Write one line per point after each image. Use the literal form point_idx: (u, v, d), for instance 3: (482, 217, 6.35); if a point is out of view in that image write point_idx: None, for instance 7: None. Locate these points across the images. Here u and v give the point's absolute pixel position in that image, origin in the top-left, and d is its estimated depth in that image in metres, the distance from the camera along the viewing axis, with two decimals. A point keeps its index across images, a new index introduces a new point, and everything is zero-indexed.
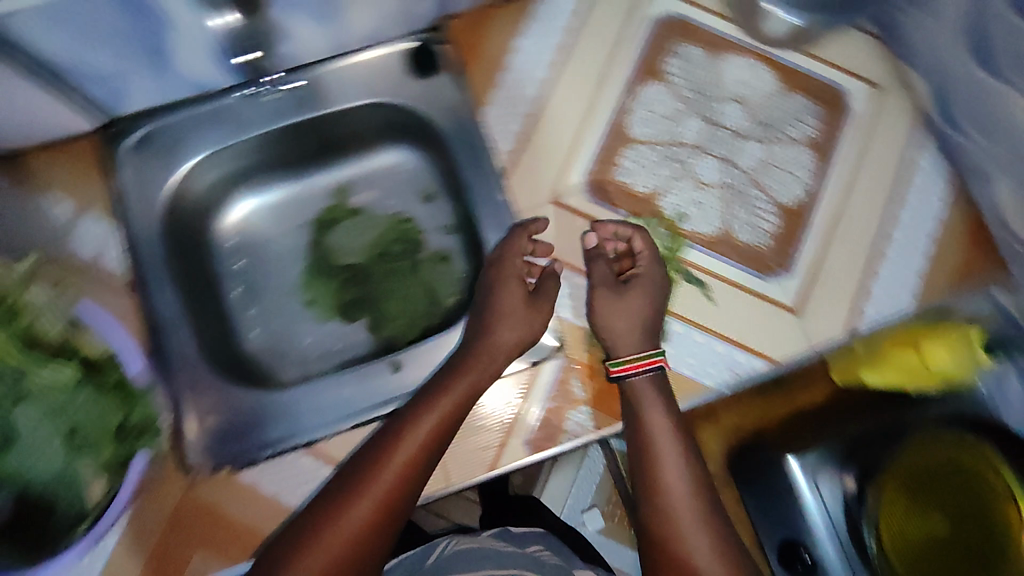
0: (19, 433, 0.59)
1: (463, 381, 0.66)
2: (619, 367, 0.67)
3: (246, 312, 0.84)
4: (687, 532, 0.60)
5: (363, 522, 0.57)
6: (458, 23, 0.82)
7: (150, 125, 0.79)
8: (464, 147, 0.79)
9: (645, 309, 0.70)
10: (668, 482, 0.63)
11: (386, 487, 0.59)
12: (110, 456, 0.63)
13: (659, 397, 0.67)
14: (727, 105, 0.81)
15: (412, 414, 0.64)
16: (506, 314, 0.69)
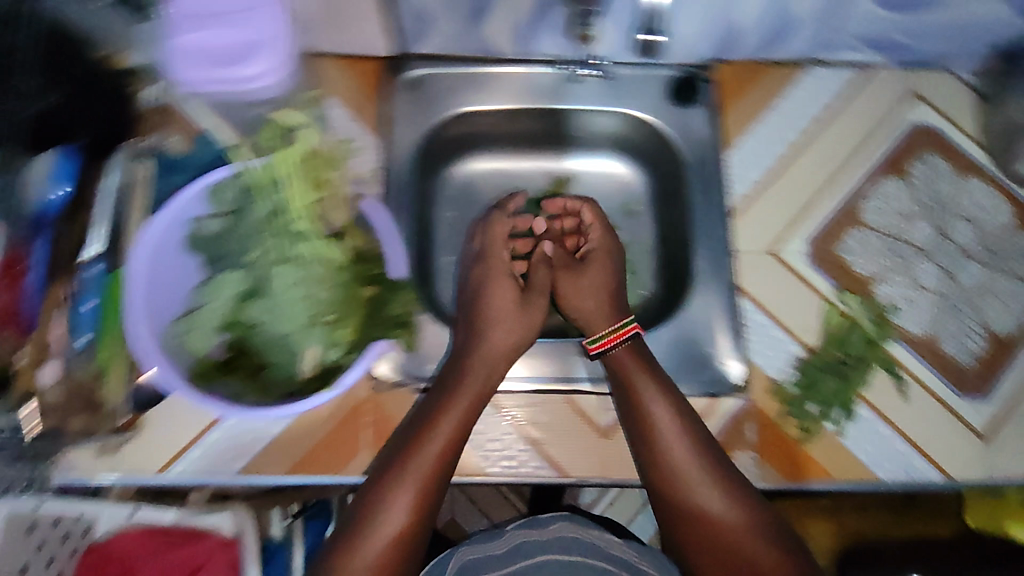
0: (273, 290, 0.66)
1: (490, 351, 0.72)
2: (595, 344, 0.75)
3: (446, 257, 0.90)
4: (697, 488, 0.68)
5: (432, 458, 0.66)
6: (727, 69, 0.86)
7: (428, 69, 0.85)
8: (700, 178, 0.82)
9: (610, 283, 0.82)
10: (667, 451, 0.69)
11: (446, 428, 0.67)
12: (326, 338, 0.67)
13: (640, 363, 0.72)
14: (961, 222, 0.82)
15: (427, 420, 0.68)
16: (498, 320, 0.75)
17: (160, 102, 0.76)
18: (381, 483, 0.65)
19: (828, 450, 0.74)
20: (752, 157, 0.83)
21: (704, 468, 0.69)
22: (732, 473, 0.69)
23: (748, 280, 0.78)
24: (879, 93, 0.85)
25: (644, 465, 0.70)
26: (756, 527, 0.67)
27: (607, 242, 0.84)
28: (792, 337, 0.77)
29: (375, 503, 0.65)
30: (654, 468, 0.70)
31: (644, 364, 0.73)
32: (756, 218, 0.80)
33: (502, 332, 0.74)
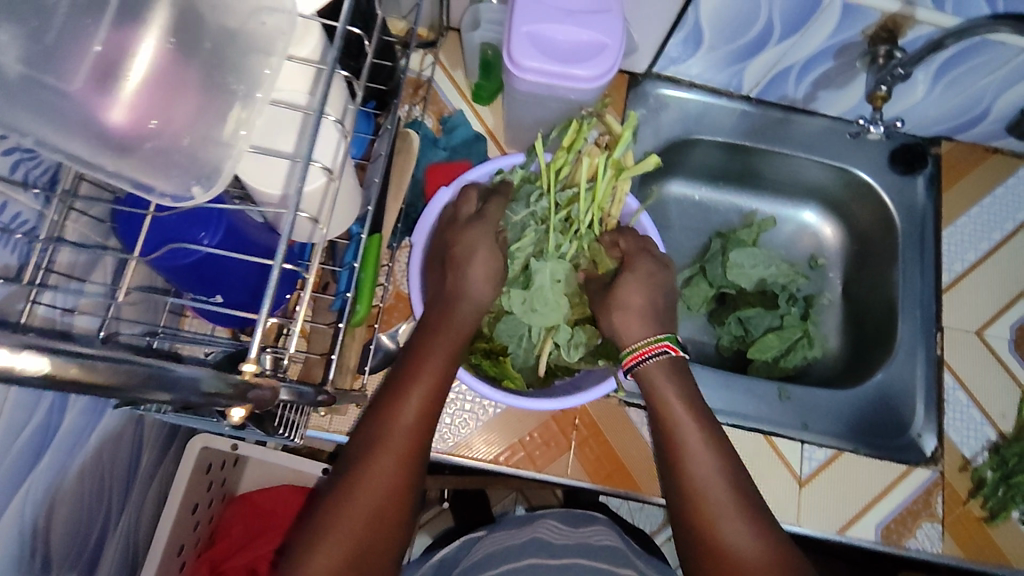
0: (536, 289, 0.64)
1: (456, 313, 0.61)
2: (626, 359, 0.62)
3: None
4: (725, 522, 0.56)
5: (399, 433, 0.55)
6: (951, 146, 0.88)
7: (665, 92, 0.87)
8: (913, 248, 0.84)
9: (645, 292, 0.64)
10: (699, 472, 0.58)
11: (423, 393, 0.57)
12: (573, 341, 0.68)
13: (677, 375, 0.62)
14: None
15: (394, 386, 0.58)
16: (473, 274, 0.61)
17: (419, 76, 0.79)
18: (354, 465, 0.54)
19: (1011, 535, 0.74)
20: (967, 239, 0.84)
21: (722, 485, 0.58)
22: (753, 498, 0.58)
23: (952, 356, 0.80)
24: None
25: (674, 493, 0.59)
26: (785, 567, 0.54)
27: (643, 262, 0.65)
28: (987, 418, 0.78)
29: (343, 492, 0.53)
30: (678, 495, 0.59)
31: (684, 377, 0.63)
32: (963, 296, 0.82)
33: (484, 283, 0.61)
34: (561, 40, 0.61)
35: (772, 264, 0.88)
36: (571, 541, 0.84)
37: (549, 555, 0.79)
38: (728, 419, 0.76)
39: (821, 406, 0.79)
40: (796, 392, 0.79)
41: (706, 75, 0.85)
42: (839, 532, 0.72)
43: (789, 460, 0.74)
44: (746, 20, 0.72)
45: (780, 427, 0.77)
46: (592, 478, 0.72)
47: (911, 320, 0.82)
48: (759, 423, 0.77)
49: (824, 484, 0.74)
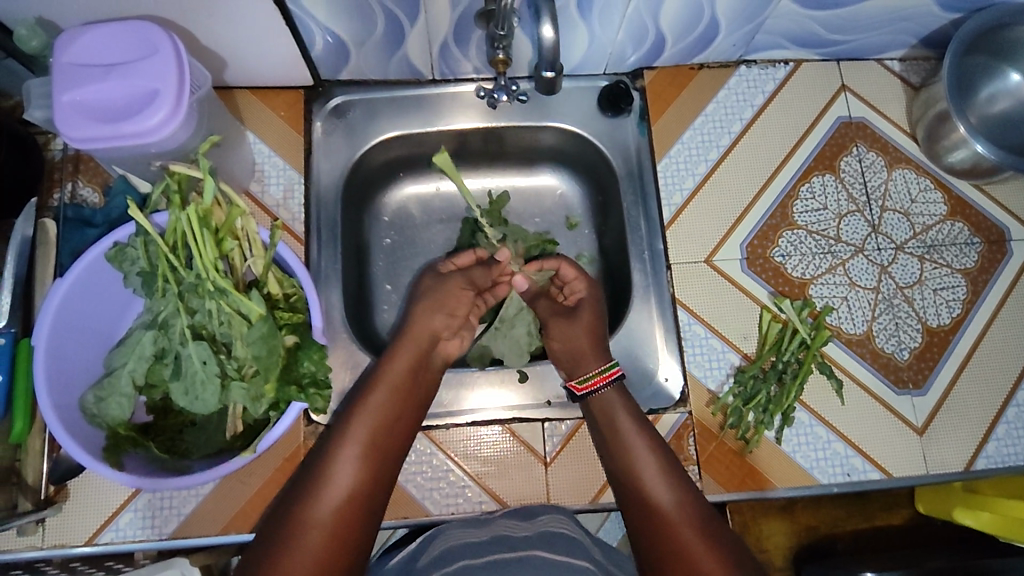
0: (186, 372, 0.62)
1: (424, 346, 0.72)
2: (582, 385, 0.71)
3: (383, 286, 0.87)
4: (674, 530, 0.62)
5: (342, 485, 0.61)
6: (654, 75, 0.85)
7: (349, 97, 0.82)
8: (633, 191, 0.82)
9: (595, 326, 0.75)
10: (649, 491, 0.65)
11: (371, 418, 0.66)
12: (270, 396, 0.62)
13: (625, 406, 0.70)
14: (890, 215, 0.82)
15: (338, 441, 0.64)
16: (434, 300, 0.75)
17: (72, 151, 0.74)
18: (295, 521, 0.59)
19: (768, 456, 0.74)
20: (682, 167, 0.83)
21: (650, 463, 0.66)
22: (686, 483, 0.66)
23: (683, 291, 0.78)
24: (809, 92, 0.85)
25: (622, 486, 0.67)
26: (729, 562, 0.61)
27: (596, 294, 0.77)
28: (728, 344, 0.77)
29: (291, 527, 0.59)
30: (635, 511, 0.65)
31: (630, 403, 0.71)
32: (687, 229, 0.80)
33: (443, 318, 0.74)
34: (109, 98, 0.56)
35: None
36: (535, 530, 0.63)
37: (505, 549, 0.60)
38: (465, 418, 0.75)
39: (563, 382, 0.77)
40: (533, 372, 0.78)
41: (381, 70, 0.80)
42: (592, 501, 0.73)
43: (532, 444, 0.74)
44: (355, 7, 0.68)
45: (522, 411, 0.76)
46: None
47: (641, 265, 0.80)
48: (500, 413, 0.76)
49: (571, 459, 0.74)
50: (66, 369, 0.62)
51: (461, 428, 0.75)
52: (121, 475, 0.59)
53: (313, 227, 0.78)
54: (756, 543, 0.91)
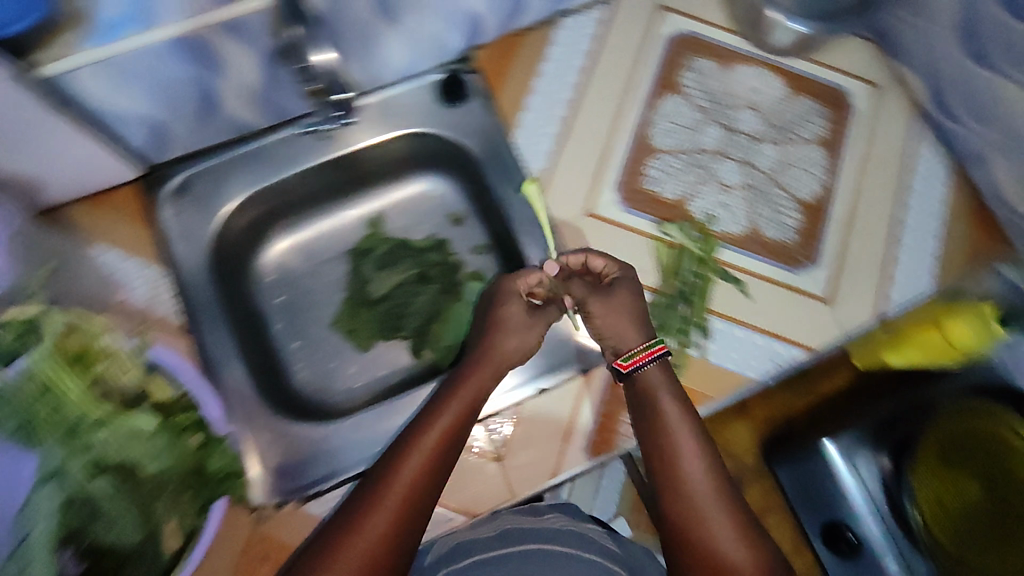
0: (100, 506, 0.57)
1: (477, 378, 0.67)
2: (631, 359, 0.67)
3: (291, 345, 0.84)
4: (709, 519, 0.59)
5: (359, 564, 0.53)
6: (484, 53, 0.85)
7: (189, 173, 0.79)
8: (498, 168, 0.82)
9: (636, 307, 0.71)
10: (688, 472, 0.61)
11: (404, 489, 0.56)
12: (191, 504, 0.62)
13: (669, 383, 0.67)
14: (741, 112, 0.85)
15: (349, 517, 0.55)
16: (506, 325, 0.71)
17: None
18: None
19: (700, 373, 0.76)
20: (536, 133, 0.83)
21: (695, 454, 0.62)
22: (721, 466, 0.62)
23: (575, 250, 0.80)
24: (629, 22, 0.87)
25: (655, 467, 0.63)
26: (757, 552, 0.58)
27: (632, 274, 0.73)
28: None
29: None
30: (670, 497, 0.61)
31: (676, 382, 0.67)
32: (558, 190, 0.81)
33: (518, 338, 0.71)
34: None
35: (401, 260, 0.86)
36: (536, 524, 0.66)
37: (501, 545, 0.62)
38: None
39: None
40: None
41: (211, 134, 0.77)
42: (555, 475, 0.72)
43: (477, 444, 0.72)
44: (163, 83, 0.66)
45: None
46: None
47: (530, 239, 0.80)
48: None
49: (522, 444, 0.73)
50: None
51: None
52: None
53: (194, 315, 0.75)
54: (721, 448, 0.97)
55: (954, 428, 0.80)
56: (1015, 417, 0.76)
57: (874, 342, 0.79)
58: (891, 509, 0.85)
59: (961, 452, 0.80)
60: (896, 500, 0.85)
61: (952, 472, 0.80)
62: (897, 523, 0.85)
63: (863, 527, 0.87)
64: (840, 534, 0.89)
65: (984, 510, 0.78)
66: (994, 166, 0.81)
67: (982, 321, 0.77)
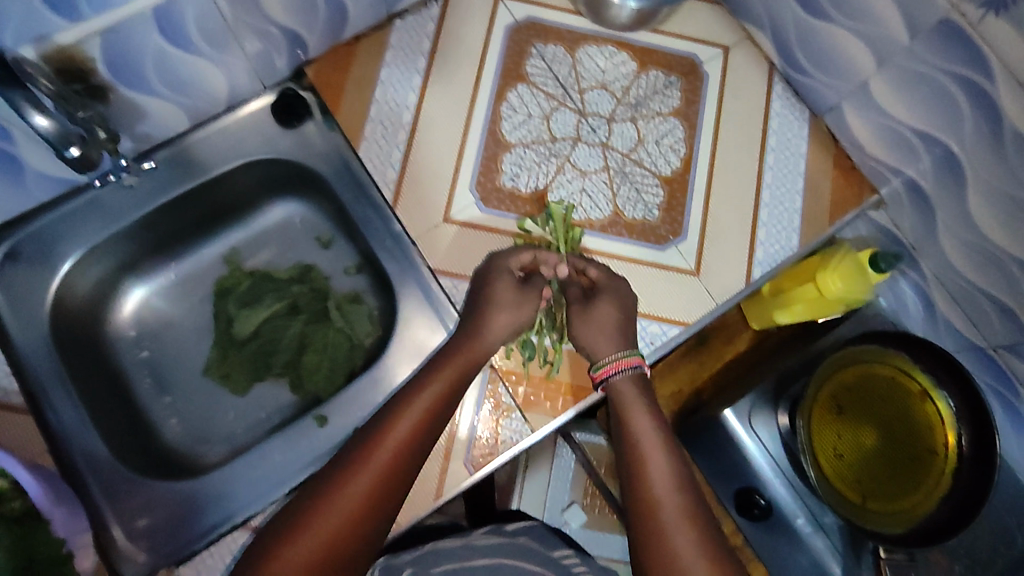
0: None
1: (456, 364, 0.66)
2: (601, 370, 0.68)
3: (161, 400, 0.80)
4: (673, 537, 0.56)
5: (298, 567, 0.52)
6: (316, 67, 0.81)
7: (14, 240, 0.73)
8: (348, 186, 0.79)
9: (615, 315, 0.70)
10: (656, 488, 0.59)
11: (353, 498, 0.55)
12: None
13: (643, 399, 0.66)
14: (591, 93, 0.84)
15: (297, 522, 0.54)
16: (498, 303, 0.69)
17: None
18: None
19: (576, 365, 0.75)
20: (383, 143, 0.80)
21: (666, 469, 0.61)
22: (693, 485, 0.60)
23: (438, 259, 0.77)
24: (465, 15, 0.84)
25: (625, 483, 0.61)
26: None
27: (615, 282, 0.72)
28: None
29: None
30: (638, 514, 0.59)
31: (651, 396, 0.67)
32: (412, 199, 0.78)
33: (511, 315, 0.69)
34: None
35: (265, 295, 0.82)
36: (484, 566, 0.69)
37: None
38: (281, 490, 0.70)
39: (360, 401, 0.74)
40: (331, 411, 0.74)
41: (27, 195, 0.72)
42: (438, 497, 0.72)
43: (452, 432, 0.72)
44: None
45: (329, 454, 0.72)
46: None
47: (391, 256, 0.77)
48: (309, 470, 0.71)
49: None
50: None
51: (277, 503, 0.70)
52: None
53: (37, 389, 0.70)
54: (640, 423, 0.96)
55: (851, 375, 0.78)
56: (911, 362, 0.75)
57: (761, 298, 0.87)
58: (790, 464, 0.86)
59: (868, 399, 0.77)
60: (794, 457, 0.85)
61: (846, 419, 0.78)
62: (800, 479, 0.86)
63: (771, 489, 0.88)
64: (752, 500, 0.88)
65: (890, 456, 0.76)
66: (846, 114, 0.81)
67: (858, 272, 0.79)
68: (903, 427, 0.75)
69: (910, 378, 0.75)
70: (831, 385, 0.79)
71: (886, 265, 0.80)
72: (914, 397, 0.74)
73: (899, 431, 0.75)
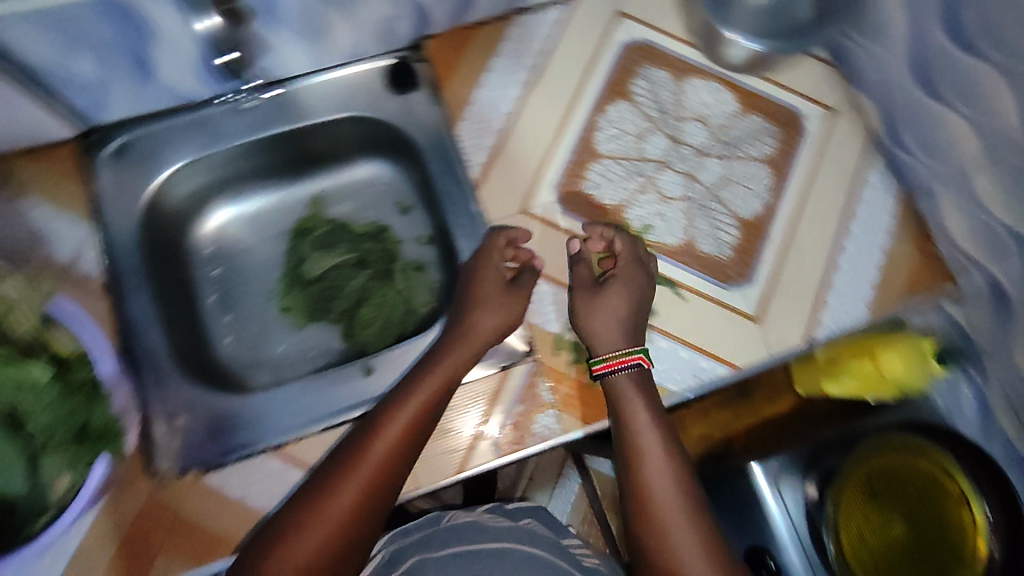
0: None
1: (462, 352, 0.72)
2: (597, 365, 0.72)
3: (222, 318, 0.85)
4: (671, 524, 0.63)
5: (338, 514, 0.59)
6: (435, 43, 0.86)
7: (130, 134, 0.79)
8: (438, 158, 0.83)
9: (621, 307, 0.74)
10: (652, 479, 0.66)
11: (380, 458, 0.63)
12: (78, 457, 0.62)
13: (641, 393, 0.71)
14: (690, 124, 0.85)
15: (329, 481, 0.62)
16: (485, 301, 0.75)
17: None
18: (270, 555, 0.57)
19: None
20: (479, 126, 0.83)
21: (661, 461, 0.67)
22: (688, 475, 0.67)
23: (508, 245, 0.79)
24: (584, 25, 0.88)
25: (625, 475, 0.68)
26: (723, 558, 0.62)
27: (631, 271, 0.77)
28: (560, 285, 0.79)
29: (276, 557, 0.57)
30: (638, 503, 0.66)
31: (651, 392, 0.72)
32: (497, 184, 0.81)
33: (492, 313, 0.74)
34: None
35: (340, 243, 0.87)
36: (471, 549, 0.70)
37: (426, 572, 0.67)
38: (314, 426, 0.72)
39: (404, 363, 0.76)
40: (378, 363, 0.76)
41: (152, 98, 0.78)
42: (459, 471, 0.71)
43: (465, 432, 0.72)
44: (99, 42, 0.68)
45: (367, 406, 0.74)
46: (198, 562, 0.66)
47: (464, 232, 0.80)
48: (345, 415, 0.73)
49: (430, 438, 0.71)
50: None
51: (307, 439, 0.71)
52: None
53: (118, 277, 0.75)
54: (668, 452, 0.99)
55: (890, 458, 0.76)
56: (956, 465, 0.73)
57: (812, 365, 0.83)
58: (811, 535, 0.81)
59: (900, 487, 0.75)
60: (817, 531, 0.80)
61: (876, 503, 0.75)
62: (820, 561, 0.79)
63: (785, 556, 0.82)
64: (762, 562, 0.83)
65: (917, 553, 0.73)
66: (939, 199, 0.80)
67: (919, 355, 0.80)
68: (933, 524, 0.73)
69: (953, 481, 0.72)
70: (863, 467, 0.77)
71: (952, 362, 0.82)
72: (953, 506, 0.72)
73: (932, 528, 0.73)
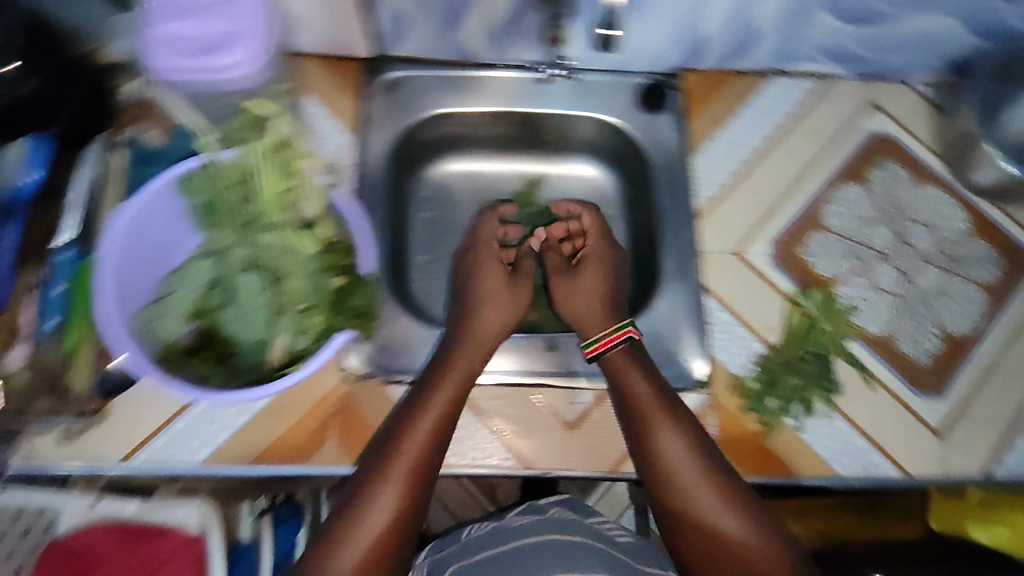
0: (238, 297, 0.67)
1: (480, 338, 0.74)
2: (592, 347, 0.74)
3: (420, 256, 0.90)
4: (706, 506, 0.66)
5: (403, 471, 0.64)
6: (696, 78, 0.90)
7: (406, 71, 0.87)
8: (667, 179, 0.86)
9: (599, 286, 0.81)
10: (672, 458, 0.68)
11: (426, 425, 0.66)
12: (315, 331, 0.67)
13: (635, 364, 0.73)
14: (918, 227, 0.85)
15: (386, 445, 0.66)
16: (491, 297, 0.78)
17: (138, 97, 0.79)
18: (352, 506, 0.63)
19: (790, 445, 0.74)
20: (715, 163, 0.86)
21: (675, 439, 0.69)
22: (703, 446, 0.69)
23: (714, 280, 0.81)
24: (838, 104, 0.90)
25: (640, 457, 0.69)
26: (763, 528, 0.66)
27: (601, 251, 0.84)
28: (754, 333, 0.79)
29: (354, 507, 0.63)
30: (661, 484, 0.68)
31: (642, 362, 0.73)
32: (718, 220, 0.84)
33: (494, 308, 0.77)
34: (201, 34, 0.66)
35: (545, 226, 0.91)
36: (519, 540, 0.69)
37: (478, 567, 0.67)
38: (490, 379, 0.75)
39: None
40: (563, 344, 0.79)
41: (440, 46, 0.86)
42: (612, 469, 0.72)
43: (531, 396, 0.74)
44: None
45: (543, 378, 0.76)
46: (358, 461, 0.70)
47: (673, 253, 0.82)
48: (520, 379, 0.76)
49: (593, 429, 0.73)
50: (130, 287, 0.66)
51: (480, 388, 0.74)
52: (174, 384, 0.61)
53: (361, 187, 0.82)
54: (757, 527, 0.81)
55: None
56: None
57: (962, 501, 0.76)
58: None
59: None
60: None
61: None
62: None
63: None
64: None
65: None
66: None
67: None
68: None
69: None
70: None
71: None
72: None
73: None
